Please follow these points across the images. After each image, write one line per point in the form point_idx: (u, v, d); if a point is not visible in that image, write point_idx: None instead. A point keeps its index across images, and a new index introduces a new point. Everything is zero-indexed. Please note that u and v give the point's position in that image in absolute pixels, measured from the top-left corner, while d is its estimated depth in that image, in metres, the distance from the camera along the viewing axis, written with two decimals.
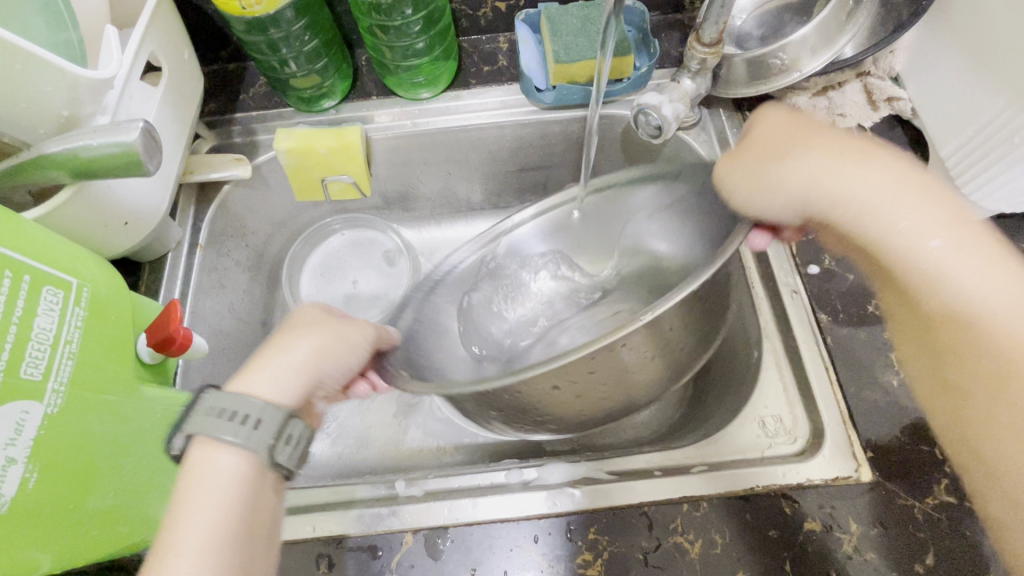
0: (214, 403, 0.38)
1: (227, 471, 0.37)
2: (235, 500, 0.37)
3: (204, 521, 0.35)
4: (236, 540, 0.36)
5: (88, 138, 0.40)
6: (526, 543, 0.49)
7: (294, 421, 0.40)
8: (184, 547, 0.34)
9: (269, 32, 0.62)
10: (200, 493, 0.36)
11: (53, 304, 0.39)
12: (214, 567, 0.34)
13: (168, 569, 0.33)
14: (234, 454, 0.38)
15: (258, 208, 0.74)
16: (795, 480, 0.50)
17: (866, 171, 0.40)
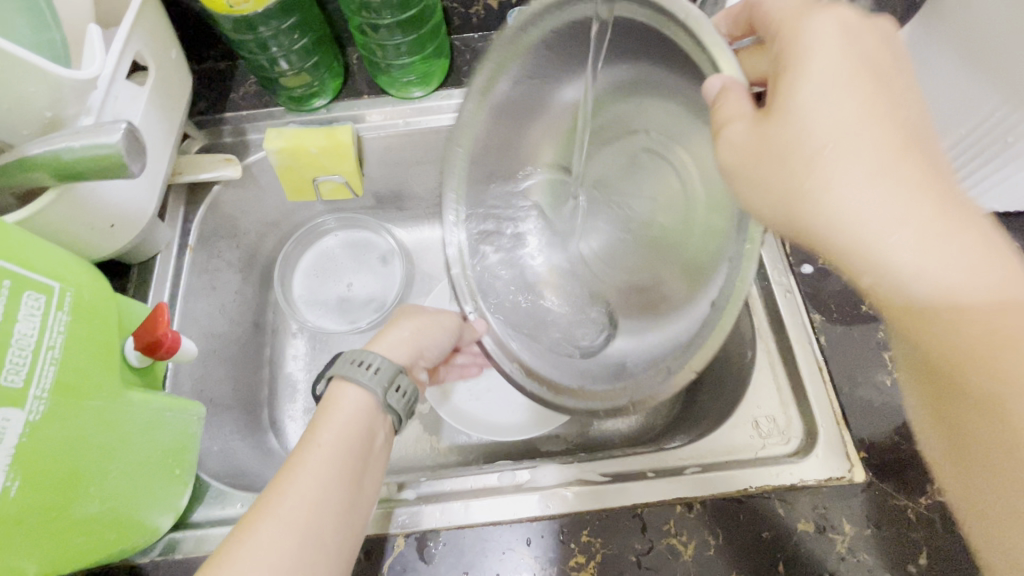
0: (353, 353, 0.47)
1: (353, 402, 0.45)
2: (355, 425, 0.43)
3: (328, 436, 0.42)
4: (349, 457, 0.42)
5: (70, 140, 0.39)
6: (518, 546, 0.49)
7: (403, 376, 0.47)
8: (318, 446, 0.41)
9: (258, 31, 0.61)
10: (330, 414, 0.43)
11: (34, 310, 0.39)
12: (336, 469, 0.41)
13: (304, 463, 0.40)
14: (360, 392, 0.45)
15: (249, 208, 0.73)
16: (789, 480, 0.50)
17: (934, 234, 0.30)
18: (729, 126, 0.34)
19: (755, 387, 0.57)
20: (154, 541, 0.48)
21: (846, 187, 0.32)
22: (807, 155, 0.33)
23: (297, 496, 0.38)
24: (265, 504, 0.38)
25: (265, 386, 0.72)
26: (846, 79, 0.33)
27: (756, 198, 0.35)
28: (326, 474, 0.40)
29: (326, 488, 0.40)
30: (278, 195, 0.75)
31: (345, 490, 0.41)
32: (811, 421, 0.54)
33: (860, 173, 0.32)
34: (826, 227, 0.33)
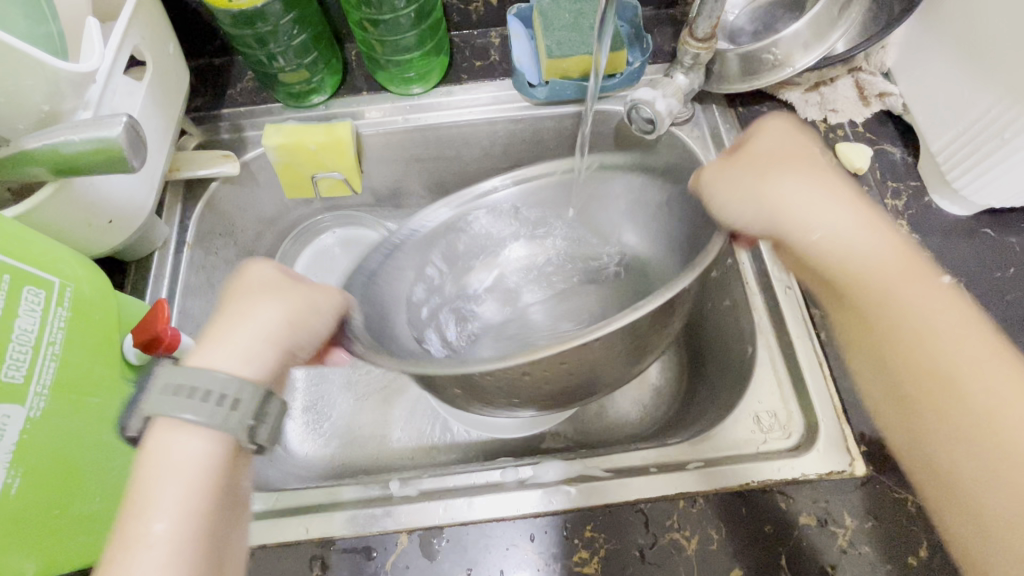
0: (180, 376, 0.36)
1: (195, 452, 0.35)
2: (202, 485, 0.34)
3: (164, 509, 0.33)
4: (195, 531, 0.33)
5: (68, 134, 0.39)
6: (522, 542, 0.48)
7: (272, 399, 0.38)
8: (148, 530, 0.32)
9: (257, 26, 0.61)
10: (158, 479, 0.34)
11: (34, 305, 0.38)
12: (188, 534, 0.33)
13: (143, 526, 0.32)
14: (203, 440, 0.35)
15: (247, 205, 0.73)
16: (790, 475, 0.50)
17: (868, 234, 0.42)
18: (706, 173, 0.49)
19: (757, 382, 0.57)
20: None
21: (800, 185, 0.44)
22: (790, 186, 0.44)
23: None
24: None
25: None
26: (792, 137, 0.48)
27: (740, 208, 0.45)
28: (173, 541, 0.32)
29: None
30: (276, 192, 0.74)
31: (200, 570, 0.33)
32: (813, 416, 0.53)
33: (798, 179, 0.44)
34: (804, 221, 0.43)
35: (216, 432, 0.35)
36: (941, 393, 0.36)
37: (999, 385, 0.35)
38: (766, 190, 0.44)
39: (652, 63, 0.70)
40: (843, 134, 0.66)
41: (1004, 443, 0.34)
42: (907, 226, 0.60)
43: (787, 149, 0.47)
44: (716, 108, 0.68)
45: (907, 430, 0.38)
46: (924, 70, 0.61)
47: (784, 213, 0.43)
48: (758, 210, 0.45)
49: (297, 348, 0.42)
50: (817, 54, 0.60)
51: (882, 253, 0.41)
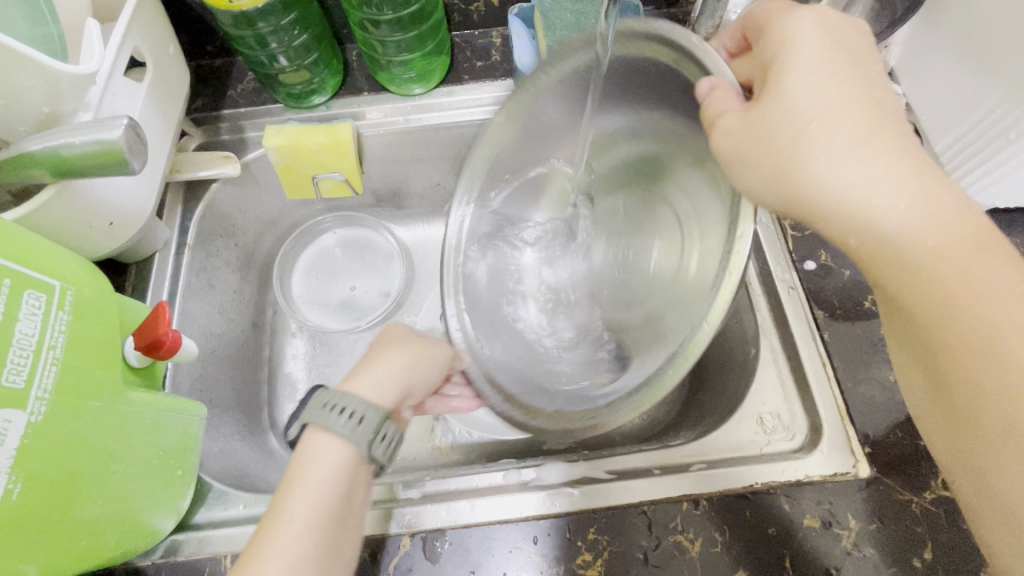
0: (326, 397, 0.43)
1: (331, 459, 0.41)
2: (335, 491, 0.41)
3: (304, 512, 0.39)
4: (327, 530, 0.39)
5: (70, 136, 0.39)
6: (524, 544, 0.48)
7: (388, 422, 0.44)
8: (292, 522, 0.39)
9: (257, 26, 0.61)
10: (304, 481, 0.40)
11: (35, 308, 0.38)
12: (316, 537, 0.39)
13: (281, 529, 0.38)
14: (340, 445, 0.42)
15: (248, 206, 0.72)
16: (794, 477, 0.50)
17: (923, 211, 0.33)
18: (722, 118, 0.35)
19: (759, 383, 0.56)
20: (154, 544, 0.47)
21: (839, 153, 0.34)
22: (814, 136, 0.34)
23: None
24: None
25: (264, 388, 0.71)
26: (824, 63, 0.36)
27: (750, 178, 0.35)
28: (301, 547, 0.38)
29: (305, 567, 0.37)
30: (276, 193, 0.74)
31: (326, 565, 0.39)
32: (816, 417, 0.53)
33: (838, 145, 0.34)
34: (826, 188, 0.34)
35: (348, 443, 0.42)
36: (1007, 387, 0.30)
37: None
38: (792, 167, 0.35)
39: None
40: None
41: None
42: None
43: (825, 92, 0.35)
44: None
45: (951, 445, 0.35)
46: (928, 69, 0.61)
47: (819, 195, 0.34)
48: (785, 190, 0.35)
49: (408, 392, 0.50)
50: None
51: (926, 213, 0.32)
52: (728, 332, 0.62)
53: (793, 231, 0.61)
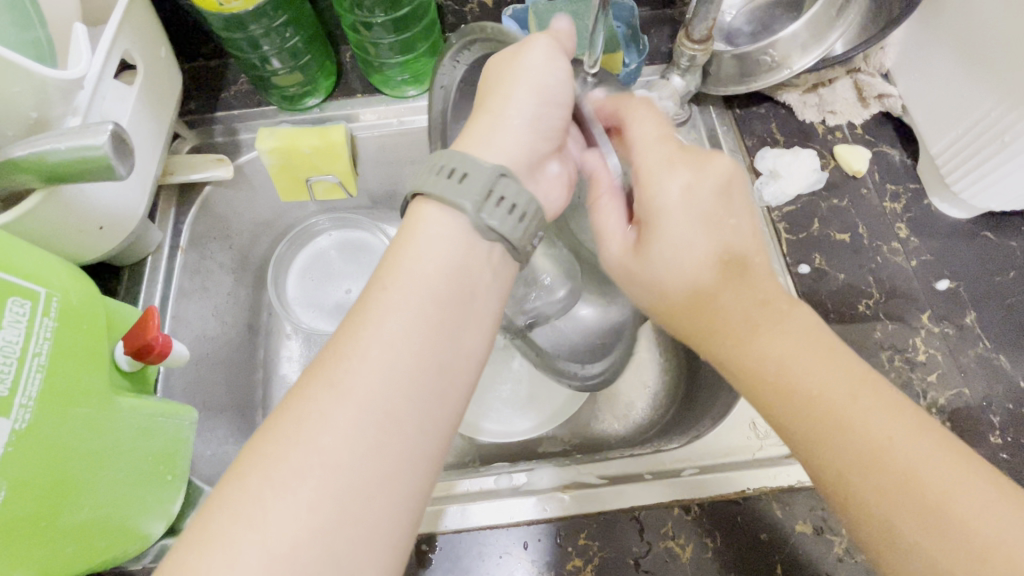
0: (439, 160, 0.40)
1: (439, 227, 0.38)
2: (447, 261, 0.37)
3: (410, 289, 0.36)
4: (436, 313, 0.36)
5: (54, 142, 0.38)
6: (515, 550, 0.48)
7: (506, 181, 0.39)
8: (399, 290, 0.36)
9: (248, 28, 0.60)
10: (416, 244, 0.37)
11: (19, 316, 0.38)
12: (424, 307, 0.36)
13: (388, 291, 0.36)
14: (451, 215, 0.38)
15: (242, 208, 0.72)
16: (786, 482, 0.50)
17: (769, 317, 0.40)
18: (609, 243, 0.46)
19: None
20: (145, 549, 0.47)
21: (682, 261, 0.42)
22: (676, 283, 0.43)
23: (363, 368, 0.33)
24: (336, 366, 0.33)
25: (258, 390, 0.71)
26: (680, 171, 0.42)
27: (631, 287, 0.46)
28: (409, 327, 0.35)
29: (407, 359, 0.34)
30: (271, 195, 0.74)
31: (436, 350, 0.35)
32: None
33: (682, 255, 0.42)
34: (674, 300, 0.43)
35: (464, 206, 0.38)
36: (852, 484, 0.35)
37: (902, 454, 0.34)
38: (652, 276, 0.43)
39: (649, 64, 0.69)
40: (842, 136, 0.65)
41: (940, 525, 0.33)
42: (906, 229, 0.60)
43: (682, 200, 0.42)
44: (713, 109, 0.67)
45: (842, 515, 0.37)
46: (924, 70, 0.61)
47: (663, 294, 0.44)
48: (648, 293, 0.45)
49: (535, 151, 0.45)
50: (815, 55, 0.60)
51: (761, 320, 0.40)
52: None
53: (788, 234, 0.60)
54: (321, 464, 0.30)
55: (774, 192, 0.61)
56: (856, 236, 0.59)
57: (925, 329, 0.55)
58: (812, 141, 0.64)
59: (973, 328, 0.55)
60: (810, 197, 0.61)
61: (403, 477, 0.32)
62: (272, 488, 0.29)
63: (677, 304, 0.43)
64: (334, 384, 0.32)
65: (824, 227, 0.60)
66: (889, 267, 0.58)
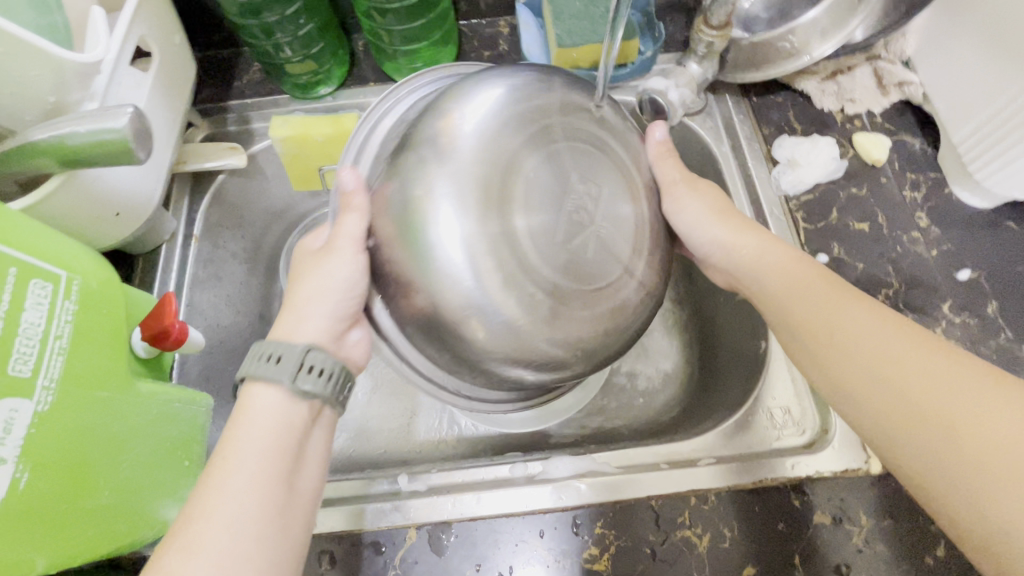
0: (260, 348, 0.41)
1: (269, 400, 0.40)
2: (275, 424, 0.39)
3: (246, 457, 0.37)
4: (274, 469, 0.38)
5: (75, 125, 0.38)
6: (531, 538, 0.48)
7: (315, 354, 0.41)
8: (231, 458, 0.37)
9: (263, 15, 0.60)
10: (243, 418, 0.39)
11: (42, 298, 0.38)
12: (258, 471, 0.37)
13: (218, 463, 0.37)
14: (273, 391, 0.40)
15: (255, 198, 0.72)
16: (805, 472, 0.49)
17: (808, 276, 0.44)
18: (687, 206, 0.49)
19: (770, 378, 0.56)
20: (164, 534, 0.48)
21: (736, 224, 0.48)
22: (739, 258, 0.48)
23: (211, 526, 0.34)
24: (183, 544, 0.34)
25: None
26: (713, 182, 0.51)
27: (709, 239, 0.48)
28: (246, 486, 0.36)
29: (253, 521, 0.35)
30: (283, 184, 0.74)
31: (276, 502, 0.37)
32: (827, 413, 0.52)
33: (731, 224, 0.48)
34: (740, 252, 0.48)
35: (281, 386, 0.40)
36: (866, 402, 0.37)
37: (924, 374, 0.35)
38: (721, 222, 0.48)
39: (664, 51, 0.69)
40: (861, 124, 0.64)
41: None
42: (927, 219, 0.59)
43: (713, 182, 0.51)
44: (729, 97, 0.66)
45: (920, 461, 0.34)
46: (946, 57, 0.59)
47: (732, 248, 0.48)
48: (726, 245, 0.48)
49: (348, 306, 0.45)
50: (833, 42, 0.59)
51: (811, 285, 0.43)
52: (739, 329, 0.61)
53: (805, 223, 0.59)
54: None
55: (792, 181, 0.60)
56: (875, 225, 0.59)
57: (946, 320, 0.54)
58: (831, 129, 0.63)
59: (994, 319, 0.55)
60: (828, 186, 0.61)
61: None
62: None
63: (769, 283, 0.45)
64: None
65: (843, 216, 0.59)
66: (910, 256, 0.57)
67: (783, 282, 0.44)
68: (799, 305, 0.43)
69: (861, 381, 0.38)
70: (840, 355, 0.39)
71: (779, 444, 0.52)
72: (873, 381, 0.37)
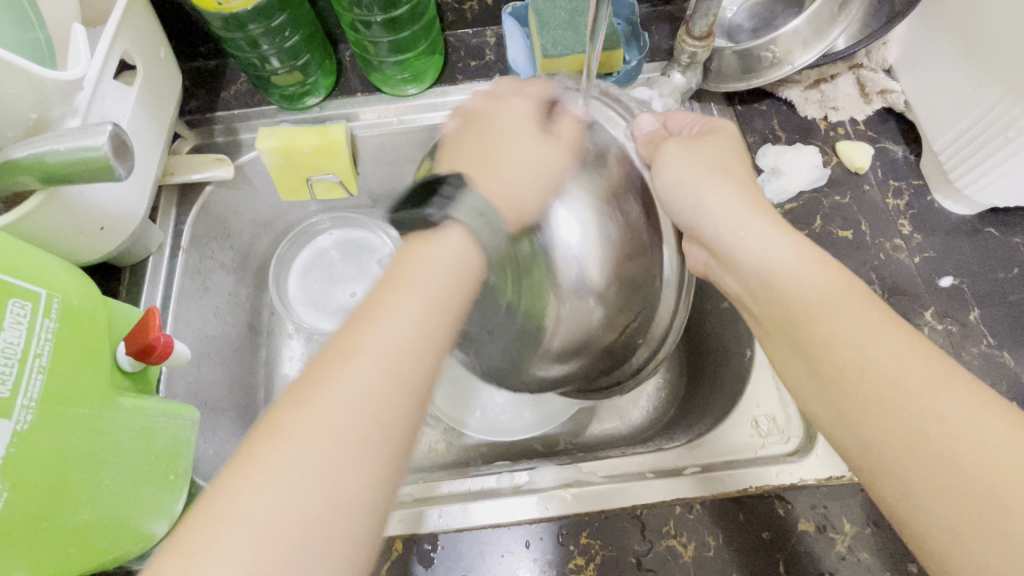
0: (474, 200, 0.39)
1: (449, 253, 0.37)
2: (444, 279, 0.36)
3: (402, 309, 0.34)
4: (442, 317, 0.35)
5: (54, 143, 0.38)
6: (517, 548, 0.48)
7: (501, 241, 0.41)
8: (387, 311, 0.34)
9: (248, 28, 0.60)
10: (420, 267, 0.36)
11: (20, 317, 0.38)
12: (411, 326, 0.34)
13: (379, 307, 0.34)
14: (461, 245, 0.38)
15: (243, 209, 0.72)
16: (788, 480, 0.50)
17: (804, 277, 0.40)
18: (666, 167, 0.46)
19: (755, 386, 0.56)
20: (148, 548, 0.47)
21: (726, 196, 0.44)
22: (743, 270, 0.44)
23: (341, 385, 0.30)
24: (346, 344, 0.32)
25: (260, 389, 0.71)
26: (721, 138, 0.48)
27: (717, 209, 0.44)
28: (391, 344, 0.32)
29: (395, 355, 0.32)
30: (272, 194, 0.74)
31: (428, 353, 0.34)
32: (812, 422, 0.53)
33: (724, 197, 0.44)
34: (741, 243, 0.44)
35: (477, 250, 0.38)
36: (876, 439, 0.34)
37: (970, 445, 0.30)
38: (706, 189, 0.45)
39: (649, 61, 0.69)
40: (844, 132, 0.64)
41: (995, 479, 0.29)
42: (909, 226, 0.59)
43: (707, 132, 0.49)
44: (714, 106, 0.66)
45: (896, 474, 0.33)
46: (928, 65, 0.60)
47: (732, 226, 0.44)
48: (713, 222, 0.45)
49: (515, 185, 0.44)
50: (816, 50, 0.59)
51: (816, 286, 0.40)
52: (725, 335, 0.62)
53: None
54: (299, 468, 0.28)
55: (777, 189, 0.61)
56: (859, 233, 0.59)
57: (928, 326, 0.55)
58: (814, 137, 0.64)
59: (976, 325, 0.55)
60: (812, 194, 0.61)
61: (358, 492, 0.29)
62: (246, 487, 0.27)
63: (766, 276, 0.42)
64: (311, 398, 0.30)
65: (826, 224, 0.60)
66: (893, 263, 0.57)
67: (806, 308, 0.39)
68: (823, 336, 0.38)
69: (867, 414, 0.34)
70: (870, 406, 0.34)
71: (761, 454, 0.52)
72: (903, 430, 0.32)
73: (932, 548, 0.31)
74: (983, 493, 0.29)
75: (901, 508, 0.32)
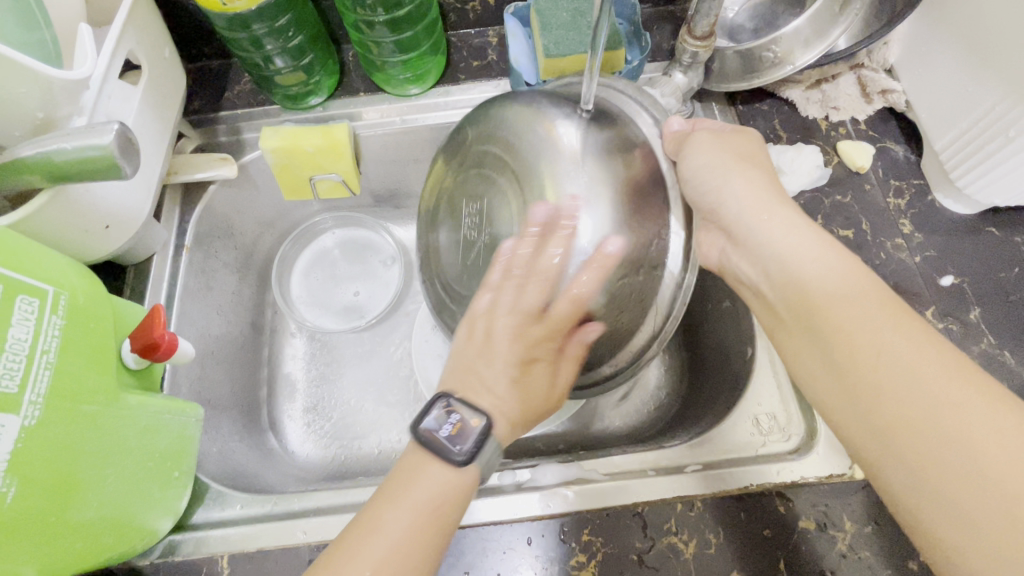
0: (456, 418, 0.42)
1: (436, 480, 0.40)
2: (430, 500, 0.40)
3: (398, 523, 0.38)
4: (429, 526, 0.39)
5: (61, 141, 0.39)
6: (519, 545, 0.48)
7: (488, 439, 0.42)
8: (383, 529, 0.38)
9: (252, 28, 0.60)
10: (413, 482, 0.40)
11: (28, 313, 0.38)
12: (399, 541, 0.38)
13: (378, 520, 0.39)
14: (442, 470, 0.41)
15: (246, 208, 0.73)
16: (789, 478, 0.50)
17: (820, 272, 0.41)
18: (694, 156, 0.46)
19: (756, 385, 0.56)
20: (153, 545, 0.48)
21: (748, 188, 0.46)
22: (760, 256, 0.45)
23: None
24: (348, 550, 0.38)
25: (263, 388, 0.71)
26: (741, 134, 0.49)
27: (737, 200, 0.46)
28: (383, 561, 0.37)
29: (389, 558, 0.37)
30: (275, 194, 0.74)
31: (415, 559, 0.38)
32: (813, 420, 0.53)
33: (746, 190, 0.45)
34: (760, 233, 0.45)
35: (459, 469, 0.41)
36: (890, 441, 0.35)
37: (982, 432, 0.31)
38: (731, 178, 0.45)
39: (651, 61, 0.69)
40: (845, 132, 0.64)
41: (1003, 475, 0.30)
42: (909, 225, 0.60)
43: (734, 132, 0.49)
44: (715, 106, 0.67)
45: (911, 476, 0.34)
46: (928, 66, 0.60)
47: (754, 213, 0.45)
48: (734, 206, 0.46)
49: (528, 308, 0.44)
50: (817, 51, 0.60)
51: (834, 282, 0.40)
52: (726, 334, 0.62)
53: None
54: None
55: None
56: (859, 232, 0.59)
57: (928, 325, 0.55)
58: (815, 137, 0.64)
59: (977, 324, 0.55)
60: (812, 194, 0.61)
61: None
62: None
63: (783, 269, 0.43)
64: None
65: (827, 223, 0.60)
66: (894, 262, 0.58)
67: (826, 294, 0.40)
68: (840, 330, 0.38)
69: (885, 411, 0.35)
70: (880, 402, 0.35)
71: (762, 452, 0.52)
72: (915, 430, 0.33)
73: (943, 544, 0.32)
74: (985, 493, 0.30)
75: (911, 504, 0.34)
